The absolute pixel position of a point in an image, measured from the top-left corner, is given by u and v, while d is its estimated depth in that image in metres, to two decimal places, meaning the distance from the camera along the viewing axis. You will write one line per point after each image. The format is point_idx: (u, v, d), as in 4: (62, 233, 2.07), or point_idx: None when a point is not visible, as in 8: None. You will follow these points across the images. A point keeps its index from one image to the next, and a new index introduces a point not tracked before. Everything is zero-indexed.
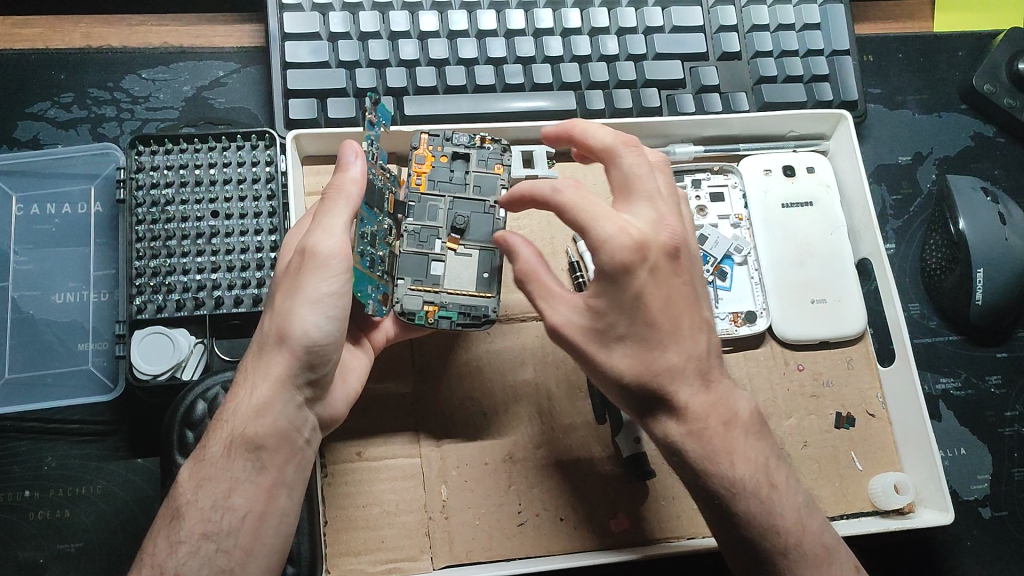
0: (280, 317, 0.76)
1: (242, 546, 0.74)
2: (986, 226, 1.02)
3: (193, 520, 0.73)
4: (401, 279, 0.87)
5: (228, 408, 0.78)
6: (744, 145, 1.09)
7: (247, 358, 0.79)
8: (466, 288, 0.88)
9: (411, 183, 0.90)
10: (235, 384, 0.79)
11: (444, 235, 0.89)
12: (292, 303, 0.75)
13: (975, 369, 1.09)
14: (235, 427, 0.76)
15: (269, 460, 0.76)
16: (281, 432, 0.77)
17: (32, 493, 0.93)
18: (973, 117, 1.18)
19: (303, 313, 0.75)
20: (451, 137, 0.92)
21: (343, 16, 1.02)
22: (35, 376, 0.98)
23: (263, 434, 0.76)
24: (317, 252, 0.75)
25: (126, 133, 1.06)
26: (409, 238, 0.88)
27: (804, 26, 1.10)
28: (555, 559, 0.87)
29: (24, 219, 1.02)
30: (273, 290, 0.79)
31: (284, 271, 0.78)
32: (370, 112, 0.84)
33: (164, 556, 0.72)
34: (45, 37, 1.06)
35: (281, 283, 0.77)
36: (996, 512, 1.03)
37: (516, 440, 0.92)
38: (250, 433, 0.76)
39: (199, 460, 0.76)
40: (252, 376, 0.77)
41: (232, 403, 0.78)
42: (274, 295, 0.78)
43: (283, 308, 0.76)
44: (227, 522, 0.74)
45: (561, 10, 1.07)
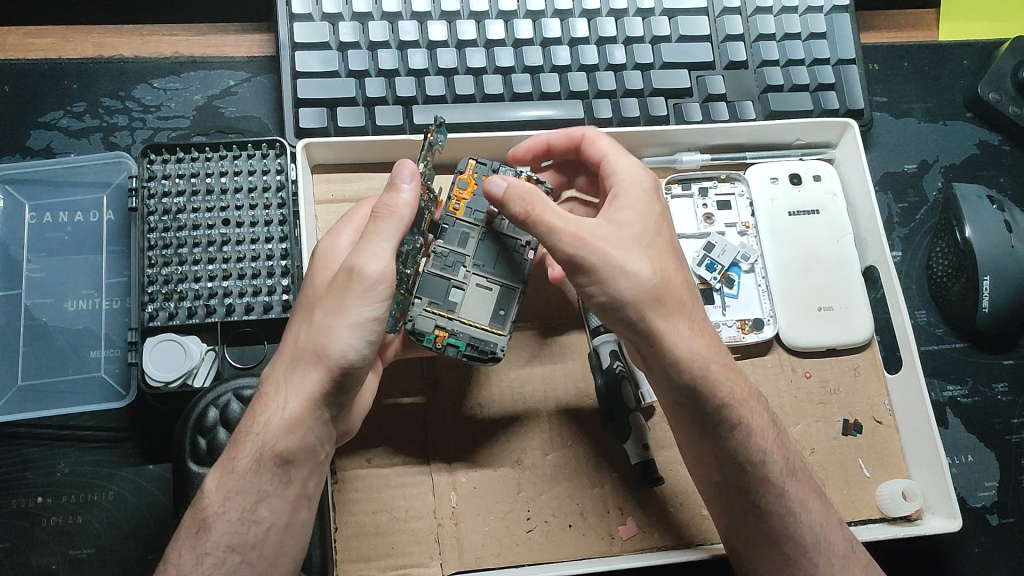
0: (320, 334, 0.76)
1: (266, 558, 0.75)
2: (992, 234, 1.03)
3: (219, 532, 0.74)
4: (418, 298, 0.88)
5: (257, 419, 0.77)
6: (751, 153, 1.10)
7: (277, 370, 0.79)
8: (479, 321, 0.89)
9: (450, 209, 0.92)
10: (262, 396, 0.79)
11: (471, 262, 0.91)
12: (335, 323, 0.76)
13: (981, 377, 1.09)
14: (265, 440, 0.76)
15: (294, 474, 0.77)
16: (308, 448, 0.77)
17: (44, 500, 0.94)
18: (978, 125, 1.19)
19: (343, 334, 0.76)
20: (498, 169, 0.93)
21: (353, 25, 1.03)
22: (47, 384, 0.99)
23: (292, 449, 0.76)
24: (365, 274, 0.76)
25: (137, 141, 1.07)
26: (438, 262, 0.90)
27: (810, 36, 1.11)
28: (564, 566, 0.87)
29: (36, 227, 1.03)
30: (311, 305, 0.80)
31: (326, 288, 0.79)
32: (432, 134, 0.84)
33: (189, 567, 0.73)
34: (58, 47, 1.07)
35: (323, 300, 0.78)
36: (1003, 519, 1.03)
37: (527, 447, 0.93)
38: (280, 448, 0.76)
39: (224, 470, 0.76)
40: (284, 390, 0.77)
41: (261, 415, 0.77)
42: (312, 310, 0.79)
43: (325, 326, 0.76)
44: (253, 534, 0.75)
45: (569, 20, 1.08)
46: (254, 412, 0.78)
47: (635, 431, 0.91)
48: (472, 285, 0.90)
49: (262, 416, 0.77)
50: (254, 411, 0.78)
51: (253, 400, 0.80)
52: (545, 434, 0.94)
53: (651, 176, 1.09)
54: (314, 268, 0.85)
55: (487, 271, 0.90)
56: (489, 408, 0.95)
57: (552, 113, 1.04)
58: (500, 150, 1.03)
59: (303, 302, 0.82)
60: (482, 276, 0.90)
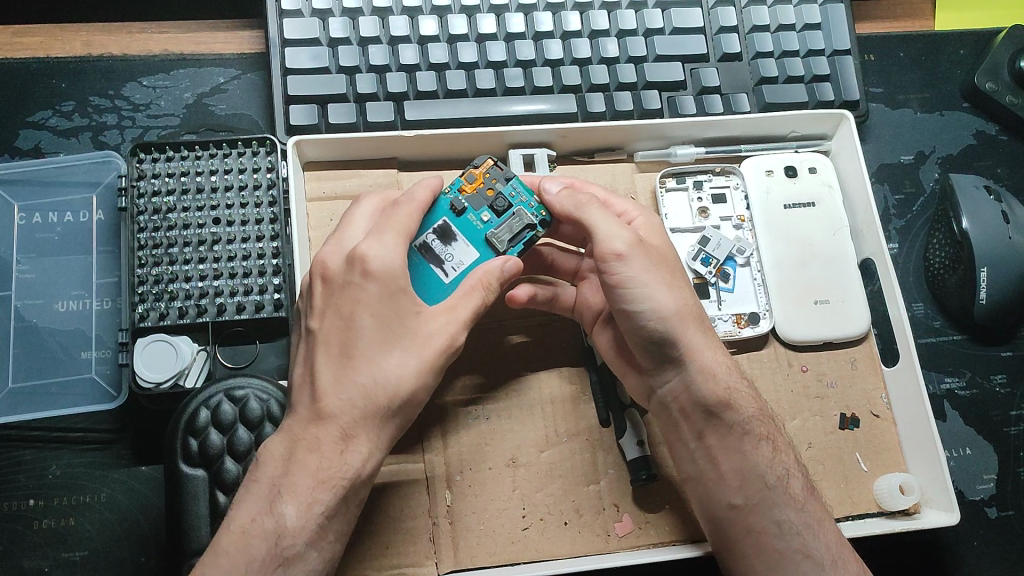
0: (410, 384, 0.77)
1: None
2: (989, 225, 1.02)
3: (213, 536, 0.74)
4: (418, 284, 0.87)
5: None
6: (746, 146, 1.09)
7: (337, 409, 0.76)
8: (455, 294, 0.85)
9: (472, 189, 0.89)
10: (320, 432, 0.76)
11: (484, 217, 0.88)
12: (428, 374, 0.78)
13: (980, 369, 1.08)
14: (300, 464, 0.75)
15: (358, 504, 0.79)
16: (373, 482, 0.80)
17: (36, 502, 0.93)
18: (975, 115, 1.18)
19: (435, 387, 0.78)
20: (508, 179, 0.89)
21: (343, 20, 1.02)
22: (38, 385, 0.98)
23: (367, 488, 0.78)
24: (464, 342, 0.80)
25: (127, 140, 1.06)
26: (455, 225, 0.87)
27: (805, 27, 1.10)
28: (561, 564, 0.86)
29: (26, 228, 1.02)
30: (391, 344, 0.77)
31: (414, 332, 0.78)
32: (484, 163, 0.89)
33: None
34: (46, 46, 1.06)
35: (415, 347, 0.78)
36: (1002, 512, 1.02)
37: (521, 444, 0.93)
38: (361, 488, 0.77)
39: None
40: (355, 432, 0.76)
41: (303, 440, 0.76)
42: (395, 354, 0.77)
43: (411, 373, 0.77)
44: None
45: (561, 13, 1.07)
46: (308, 448, 0.75)
47: (631, 426, 0.91)
48: (462, 229, 0.87)
49: (334, 458, 0.75)
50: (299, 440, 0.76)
51: (314, 436, 0.76)
52: (540, 430, 0.94)
53: (644, 170, 1.08)
54: (365, 295, 0.77)
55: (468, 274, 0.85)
56: (485, 404, 0.94)
57: (545, 107, 1.03)
58: (492, 146, 1.03)
59: (358, 335, 0.77)
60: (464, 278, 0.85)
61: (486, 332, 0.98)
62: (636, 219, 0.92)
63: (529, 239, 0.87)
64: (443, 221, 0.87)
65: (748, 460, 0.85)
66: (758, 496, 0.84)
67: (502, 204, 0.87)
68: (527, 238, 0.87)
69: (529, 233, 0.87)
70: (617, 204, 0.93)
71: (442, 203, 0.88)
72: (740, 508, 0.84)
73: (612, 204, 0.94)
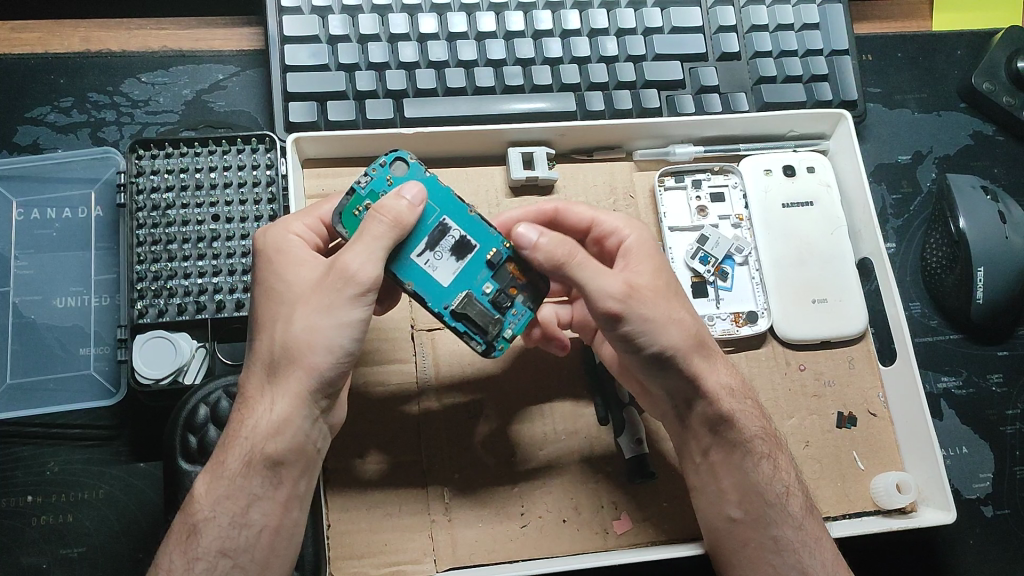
0: (298, 332, 0.76)
1: (258, 560, 0.75)
2: (987, 225, 1.03)
3: (211, 536, 0.74)
4: (362, 184, 0.83)
5: (246, 422, 0.77)
6: (745, 145, 1.09)
7: (258, 371, 0.78)
8: (361, 206, 0.83)
9: (513, 272, 0.84)
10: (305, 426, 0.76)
11: (486, 288, 0.83)
12: (322, 320, 0.75)
13: (976, 368, 1.09)
14: (254, 444, 0.76)
15: (287, 474, 0.77)
16: (298, 446, 0.77)
17: (34, 499, 0.93)
18: (972, 116, 1.19)
19: (331, 333, 0.75)
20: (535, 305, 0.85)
21: (343, 18, 1.02)
22: (36, 382, 0.98)
23: (283, 450, 0.76)
24: (360, 280, 0.75)
25: (126, 136, 1.06)
26: (474, 257, 0.83)
27: (803, 26, 1.10)
28: (559, 561, 0.87)
29: (25, 223, 1.02)
30: (290, 299, 0.78)
31: (307, 283, 0.79)
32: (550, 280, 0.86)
33: (180, 572, 0.73)
34: (44, 42, 1.06)
35: (306, 298, 0.77)
36: (998, 511, 1.03)
37: (519, 442, 0.93)
38: (272, 451, 0.76)
39: (214, 473, 0.76)
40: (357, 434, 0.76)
41: (249, 418, 0.77)
42: (291, 307, 0.77)
43: (296, 323, 0.76)
44: (245, 538, 0.75)
45: (560, 12, 1.07)
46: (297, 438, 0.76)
47: (630, 424, 0.92)
48: (472, 263, 0.83)
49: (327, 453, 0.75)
50: (241, 414, 0.78)
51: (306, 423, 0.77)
52: (537, 427, 0.94)
53: (643, 169, 1.08)
54: (260, 263, 0.82)
55: (417, 280, 0.81)
56: (483, 402, 0.94)
57: (544, 106, 1.03)
58: (491, 143, 1.03)
59: (259, 300, 0.81)
60: (411, 269, 0.81)
61: None
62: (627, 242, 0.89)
63: (471, 337, 0.83)
64: (473, 242, 0.84)
65: (746, 464, 0.86)
66: (757, 511, 0.85)
67: (501, 301, 0.83)
68: (473, 331, 0.82)
69: (476, 336, 0.82)
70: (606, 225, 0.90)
71: (491, 242, 0.84)
72: (740, 514, 0.85)
73: (598, 223, 0.91)
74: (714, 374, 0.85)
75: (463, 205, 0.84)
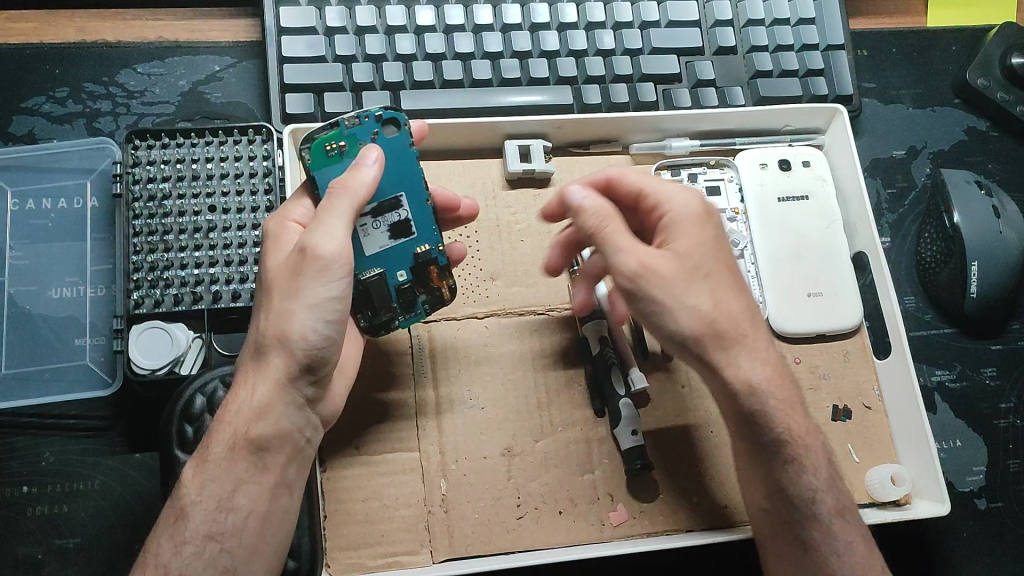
0: (274, 318, 0.77)
1: (247, 546, 0.75)
2: (981, 220, 1.03)
3: (199, 520, 0.74)
4: (343, 128, 0.85)
5: (230, 407, 0.78)
6: (741, 139, 1.09)
7: (243, 363, 0.80)
8: (335, 142, 0.85)
9: (432, 275, 0.87)
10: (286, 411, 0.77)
11: (398, 276, 0.87)
12: (291, 302, 0.77)
13: (970, 362, 1.09)
14: (238, 428, 0.77)
15: (275, 461, 0.78)
16: (284, 432, 0.78)
17: (29, 490, 0.93)
18: (966, 111, 1.19)
19: (303, 316, 0.77)
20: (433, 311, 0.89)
21: (340, 10, 1.02)
22: (31, 372, 0.98)
23: (267, 435, 0.77)
24: (320, 254, 0.77)
25: (122, 127, 1.05)
26: (404, 243, 0.86)
27: (799, 21, 1.11)
28: (555, 552, 0.87)
29: (20, 214, 1.02)
30: (264, 288, 0.80)
31: (276, 267, 0.81)
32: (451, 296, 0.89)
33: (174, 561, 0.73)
34: (40, 32, 1.06)
35: (278, 283, 0.79)
36: (991, 504, 1.03)
37: (515, 433, 0.93)
38: (256, 436, 0.77)
39: (202, 460, 0.76)
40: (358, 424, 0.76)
41: (231, 404, 0.78)
42: (267, 293, 0.79)
43: (268, 308, 0.78)
44: (231, 522, 0.75)
45: (557, 5, 1.07)
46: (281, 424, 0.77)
47: (627, 416, 0.91)
48: (400, 247, 0.86)
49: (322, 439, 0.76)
50: (225, 400, 0.79)
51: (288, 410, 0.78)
52: (533, 418, 0.94)
53: (640, 162, 1.09)
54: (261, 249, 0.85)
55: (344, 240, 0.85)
56: (479, 394, 0.94)
57: (542, 98, 1.03)
58: (488, 136, 1.03)
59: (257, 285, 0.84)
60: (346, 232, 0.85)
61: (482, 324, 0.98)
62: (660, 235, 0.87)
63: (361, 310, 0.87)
64: (413, 230, 0.86)
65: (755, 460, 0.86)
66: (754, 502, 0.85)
67: (400, 295, 0.87)
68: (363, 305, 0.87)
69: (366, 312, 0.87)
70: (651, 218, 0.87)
71: (424, 239, 0.87)
72: None
73: (650, 193, 0.89)
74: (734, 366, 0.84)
75: (423, 192, 0.86)
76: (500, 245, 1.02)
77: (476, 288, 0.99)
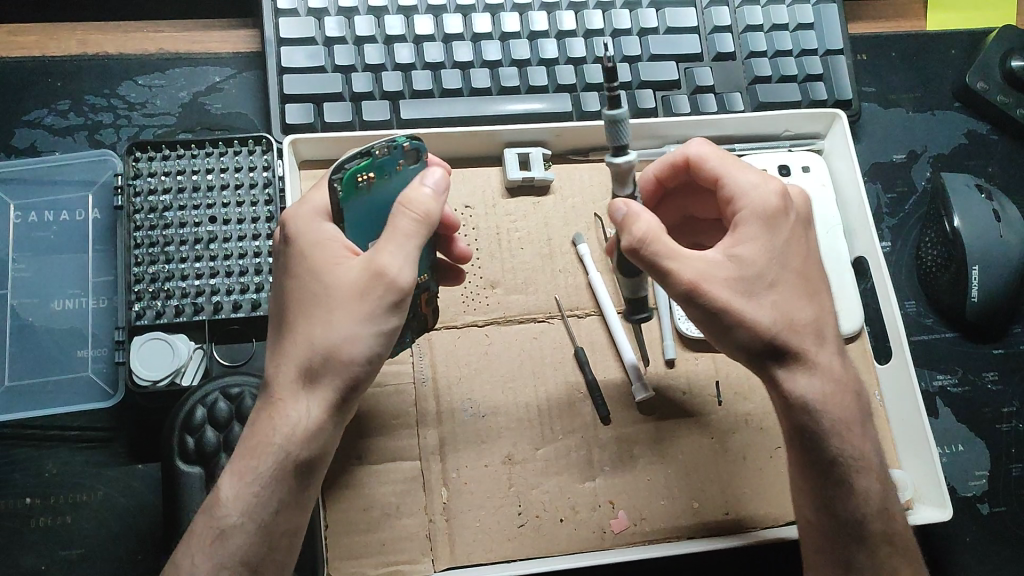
0: (337, 338, 0.74)
1: None
2: (981, 224, 1.03)
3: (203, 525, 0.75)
4: (378, 156, 0.76)
5: (274, 422, 0.75)
6: (740, 145, 1.08)
7: (285, 380, 0.76)
8: (366, 173, 0.76)
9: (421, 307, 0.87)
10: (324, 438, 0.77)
11: None
12: (360, 330, 0.74)
13: (972, 366, 1.09)
14: (286, 447, 0.75)
15: (313, 480, 0.78)
16: (325, 452, 0.78)
17: (33, 501, 0.93)
18: (966, 115, 1.19)
19: (364, 346, 0.75)
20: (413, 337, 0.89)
21: (339, 20, 1.03)
22: (35, 384, 0.98)
23: (313, 457, 0.76)
24: (398, 284, 0.74)
25: (123, 139, 1.06)
26: None
27: (798, 26, 1.11)
28: (556, 561, 0.87)
29: (23, 226, 1.02)
30: (328, 305, 0.75)
31: (344, 285, 0.75)
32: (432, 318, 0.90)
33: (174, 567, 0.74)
34: (42, 45, 1.07)
35: (346, 305, 0.75)
36: (994, 508, 1.03)
37: (516, 442, 0.93)
38: (302, 458, 0.76)
39: None
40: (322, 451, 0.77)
41: (278, 420, 0.75)
42: (330, 313, 0.74)
43: (336, 330, 0.74)
44: None
45: (555, 13, 1.07)
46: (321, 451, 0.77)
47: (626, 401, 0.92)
48: None
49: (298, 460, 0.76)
50: (269, 416, 0.76)
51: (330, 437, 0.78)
52: (534, 426, 0.94)
53: (639, 169, 1.09)
54: (294, 260, 0.78)
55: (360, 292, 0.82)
56: (480, 401, 0.94)
57: (540, 106, 1.03)
58: (488, 143, 1.03)
59: (293, 296, 0.78)
60: None
61: (482, 334, 0.98)
62: (741, 205, 0.83)
63: None
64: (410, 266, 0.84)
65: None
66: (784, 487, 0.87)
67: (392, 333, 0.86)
68: None
69: None
70: (739, 178, 0.84)
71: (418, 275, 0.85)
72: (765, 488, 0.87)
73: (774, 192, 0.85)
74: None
75: None
76: (500, 252, 1.02)
77: (476, 297, 1.00)
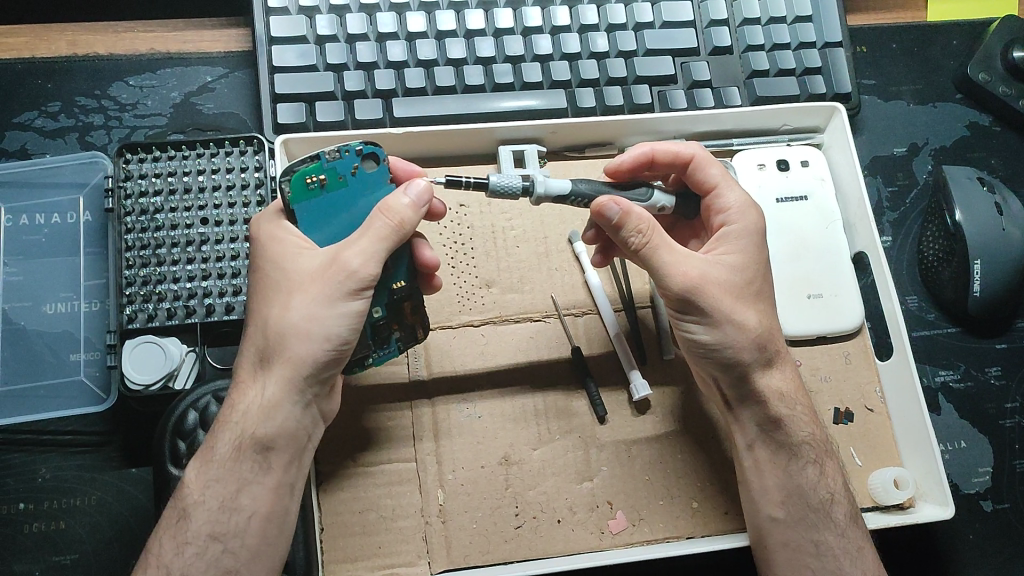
0: (297, 321, 0.77)
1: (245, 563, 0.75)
2: (983, 217, 1.02)
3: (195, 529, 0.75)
4: (328, 161, 0.81)
5: (238, 406, 0.79)
6: (737, 140, 1.08)
7: (251, 358, 0.80)
8: (315, 176, 0.81)
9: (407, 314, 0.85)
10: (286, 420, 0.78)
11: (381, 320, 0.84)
12: (320, 312, 0.77)
13: (974, 361, 1.08)
14: (245, 427, 0.78)
15: (277, 460, 0.79)
16: (291, 433, 0.79)
17: (26, 506, 0.93)
18: (968, 106, 1.17)
19: (323, 328, 0.77)
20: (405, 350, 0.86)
21: (330, 18, 1.01)
22: (27, 389, 0.98)
23: (274, 434, 0.78)
24: (354, 269, 0.76)
25: (114, 141, 1.05)
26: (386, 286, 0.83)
27: (796, 19, 1.09)
28: (553, 562, 0.86)
29: (13, 229, 1.02)
30: (289, 288, 0.78)
31: (307, 271, 0.78)
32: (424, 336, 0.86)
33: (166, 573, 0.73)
34: (31, 46, 1.06)
35: (307, 287, 0.78)
36: (997, 505, 1.02)
37: (513, 442, 0.92)
38: (262, 433, 0.78)
39: (202, 476, 0.77)
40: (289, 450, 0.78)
41: (239, 403, 0.79)
42: (293, 294, 0.78)
43: (293, 312, 0.77)
44: (234, 526, 0.76)
45: (550, 8, 1.06)
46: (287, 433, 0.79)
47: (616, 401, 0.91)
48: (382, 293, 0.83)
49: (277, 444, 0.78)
50: (233, 399, 0.80)
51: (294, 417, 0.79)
52: (531, 427, 0.93)
53: None
54: (255, 250, 0.81)
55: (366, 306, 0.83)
56: (476, 402, 0.94)
57: (535, 103, 1.02)
58: (482, 141, 1.02)
59: (256, 285, 0.81)
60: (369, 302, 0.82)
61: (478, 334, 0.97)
62: (730, 219, 0.91)
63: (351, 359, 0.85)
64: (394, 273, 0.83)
65: (797, 463, 0.87)
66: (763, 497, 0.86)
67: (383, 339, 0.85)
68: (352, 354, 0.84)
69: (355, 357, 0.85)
70: (729, 193, 0.92)
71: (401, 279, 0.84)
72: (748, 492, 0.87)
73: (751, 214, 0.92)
74: (764, 376, 0.87)
75: None
76: (495, 250, 1.01)
77: (471, 298, 0.99)
